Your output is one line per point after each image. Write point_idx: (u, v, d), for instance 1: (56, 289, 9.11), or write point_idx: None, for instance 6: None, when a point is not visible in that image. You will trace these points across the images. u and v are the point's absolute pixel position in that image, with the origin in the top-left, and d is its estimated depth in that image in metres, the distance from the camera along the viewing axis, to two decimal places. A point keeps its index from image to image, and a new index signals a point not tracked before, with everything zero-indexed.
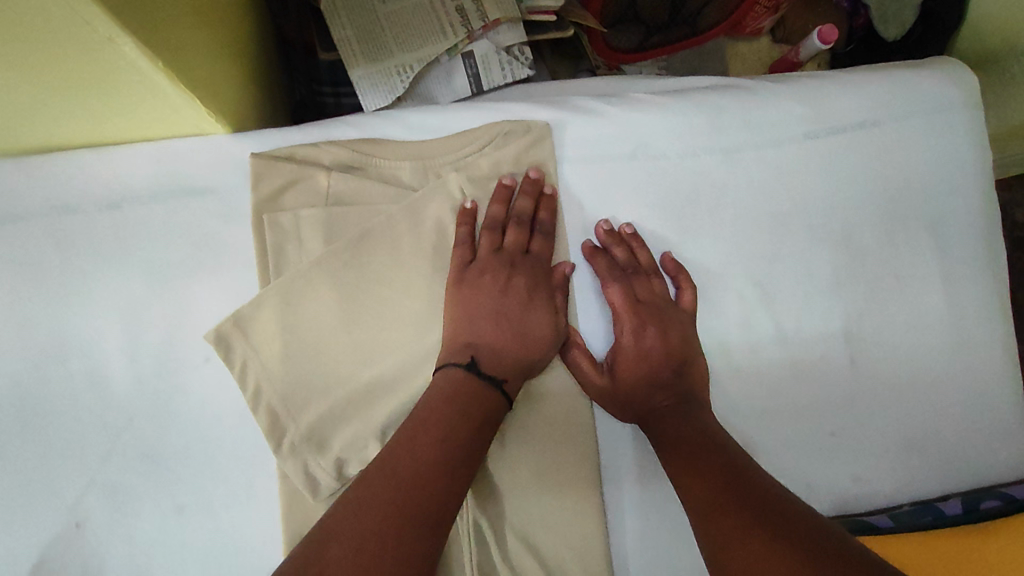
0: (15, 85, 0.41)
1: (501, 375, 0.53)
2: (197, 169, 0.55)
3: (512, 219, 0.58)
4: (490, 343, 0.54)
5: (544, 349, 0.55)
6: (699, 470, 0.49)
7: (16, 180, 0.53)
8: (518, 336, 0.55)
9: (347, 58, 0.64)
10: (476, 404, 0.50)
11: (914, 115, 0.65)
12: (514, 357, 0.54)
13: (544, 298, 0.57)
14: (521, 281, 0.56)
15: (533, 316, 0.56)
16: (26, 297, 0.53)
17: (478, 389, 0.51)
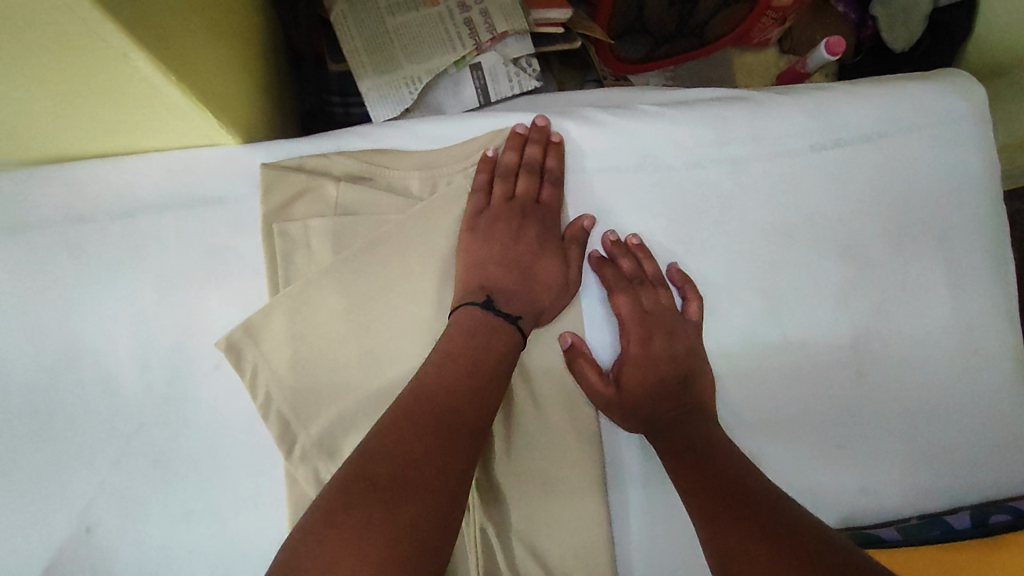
0: (30, 96, 0.42)
1: (516, 314, 0.55)
2: (208, 179, 0.56)
3: (523, 167, 0.60)
4: (504, 287, 0.56)
5: (555, 294, 0.58)
6: (706, 486, 0.50)
7: (31, 189, 0.54)
8: (530, 281, 0.57)
9: (356, 69, 0.65)
10: (492, 340, 0.52)
11: (922, 126, 0.65)
12: (527, 300, 0.56)
13: (555, 244, 0.59)
14: (532, 229, 0.59)
15: (545, 261, 0.58)
16: (39, 305, 0.54)
17: (494, 328, 0.53)
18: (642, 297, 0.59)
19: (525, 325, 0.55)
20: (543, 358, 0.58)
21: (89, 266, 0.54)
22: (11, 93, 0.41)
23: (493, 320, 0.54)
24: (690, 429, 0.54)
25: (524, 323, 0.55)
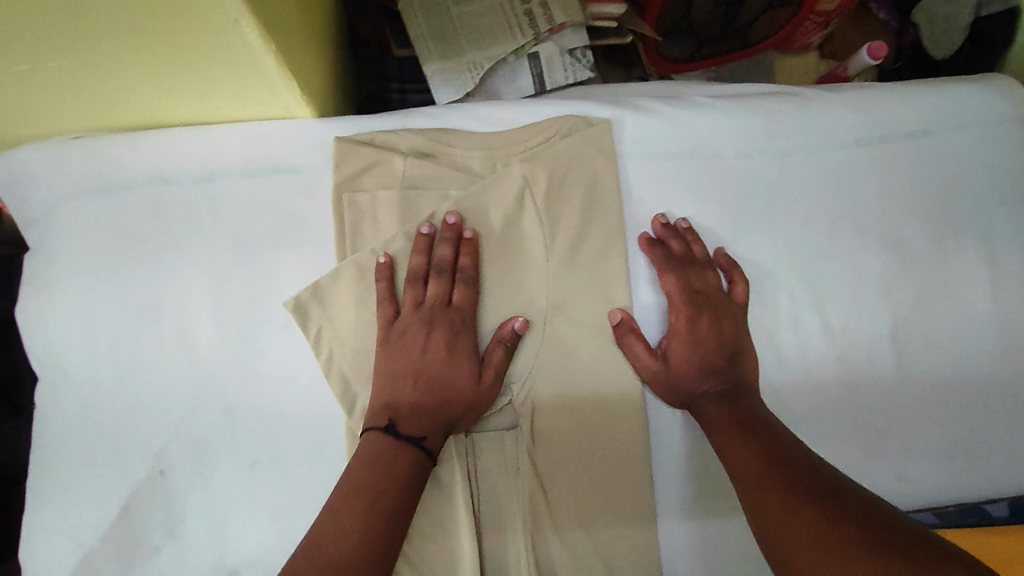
0: (146, 55, 0.47)
1: (420, 434, 0.53)
2: (285, 150, 0.60)
3: (432, 270, 0.58)
4: (409, 405, 0.54)
5: (467, 407, 0.55)
6: (751, 456, 0.52)
7: (125, 153, 0.59)
8: (440, 391, 0.55)
9: (422, 55, 0.69)
10: (397, 468, 0.51)
11: (966, 125, 0.67)
12: (435, 416, 0.54)
13: (467, 352, 0.57)
14: (442, 337, 0.57)
15: (455, 371, 0.56)
16: (127, 261, 0.58)
17: (400, 449, 0.52)
18: (692, 277, 0.61)
19: (433, 443, 0.53)
20: (585, 350, 0.60)
21: (173, 227, 0.59)
22: (128, 49, 0.46)
23: (399, 446, 0.52)
24: (733, 404, 0.56)
25: (431, 436, 0.54)
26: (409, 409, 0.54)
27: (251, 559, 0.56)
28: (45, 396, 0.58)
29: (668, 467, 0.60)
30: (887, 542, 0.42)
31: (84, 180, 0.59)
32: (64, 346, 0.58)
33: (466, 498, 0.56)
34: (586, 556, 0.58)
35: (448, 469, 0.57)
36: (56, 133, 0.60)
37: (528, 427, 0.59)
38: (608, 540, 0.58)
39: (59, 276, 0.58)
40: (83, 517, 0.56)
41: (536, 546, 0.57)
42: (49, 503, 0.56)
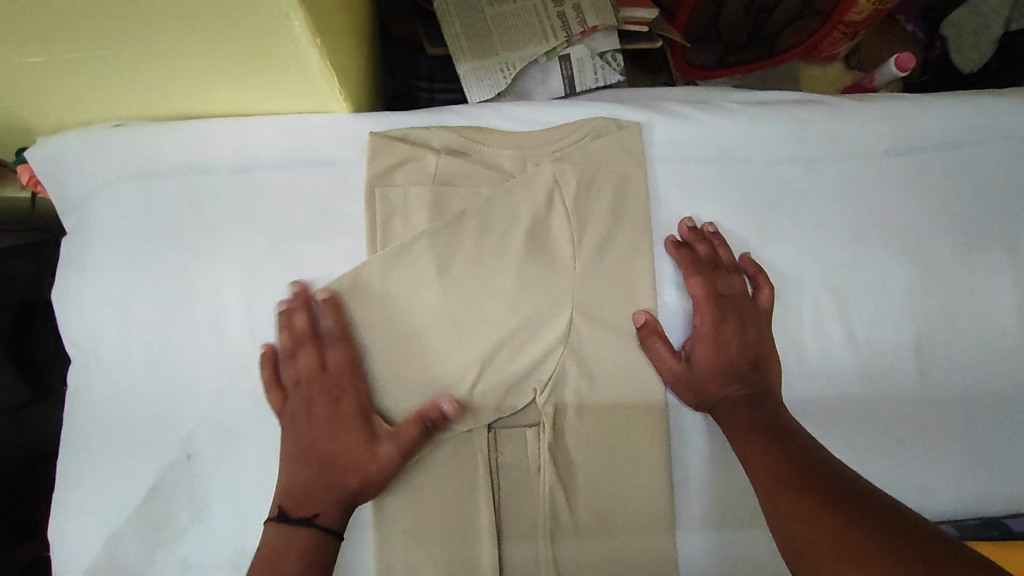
0: (195, 45, 0.48)
1: (310, 512, 0.53)
2: (320, 144, 0.61)
3: (298, 343, 0.57)
4: (297, 486, 0.54)
5: (360, 474, 0.54)
6: (771, 459, 0.52)
7: (164, 142, 0.60)
8: (325, 464, 0.54)
9: (455, 54, 0.70)
10: (291, 558, 0.51)
11: (995, 139, 0.67)
12: (329, 491, 0.54)
13: (351, 418, 0.55)
14: (320, 407, 0.56)
15: (340, 439, 0.55)
16: (162, 247, 0.59)
17: (294, 536, 0.52)
18: (718, 281, 0.61)
19: (326, 521, 0.53)
20: (610, 350, 0.60)
21: (208, 216, 0.60)
22: (178, 40, 0.47)
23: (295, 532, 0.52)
24: (751, 408, 0.56)
25: (323, 511, 0.53)
26: (300, 488, 0.54)
27: None
28: (79, 377, 0.59)
29: (687, 470, 0.61)
30: (900, 541, 0.42)
31: (123, 167, 0.60)
32: (97, 329, 0.59)
33: (487, 492, 0.57)
34: (603, 551, 0.59)
35: (471, 462, 0.58)
36: (97, 121, 0.61)
37: (550, 425, 0.59)
38: (624, 539, 0.59)
39: (95, 260, 0.59)
40: (111, 498, 0.57)
41: (555, 537, 0.58)
42: (79, 481, 0.57)
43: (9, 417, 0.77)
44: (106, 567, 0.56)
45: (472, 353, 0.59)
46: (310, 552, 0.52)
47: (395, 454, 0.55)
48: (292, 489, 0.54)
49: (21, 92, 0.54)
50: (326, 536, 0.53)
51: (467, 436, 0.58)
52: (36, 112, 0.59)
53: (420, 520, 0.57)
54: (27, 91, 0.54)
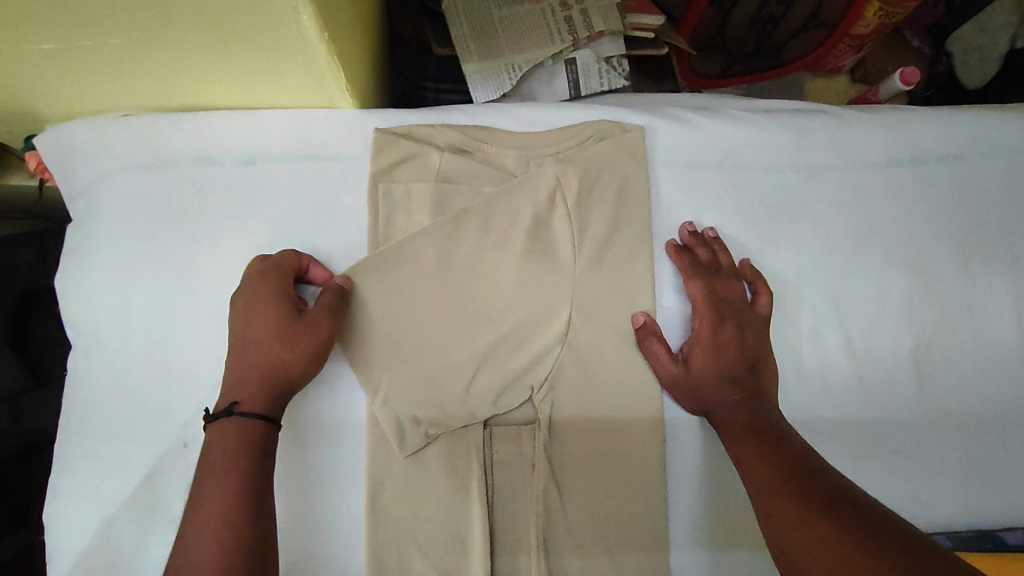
0: (203, 37, 0.49)
1: (235, 401, 0.51)
2: (326, 139, 0.62)
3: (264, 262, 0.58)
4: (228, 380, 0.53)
5: (274, 353, 0.53)
6: (768, 458, 0.52)
7: (173, 132, 0.61)
8: (254, 357, 0.53)
9: (462, 55, 0.70)
10: (216, 455, 0.48)
11: (996, 153, 0.68)
12: (254, 381, 0.52)
13: (268, 299, 0.54)
14: (256, 297, 0.54)
15: (267, 326, 0.54)
16: (165, 235, 0.60)
17: (218, 433, 0.50)
18: (717, 285, 0.61)
19: (247, 407, 0.51)
20: (607, 350, 0.60)
21: (212, 206, 0.60)
22: (186, 31, 0.48)
23: (217, 427, 0.50)
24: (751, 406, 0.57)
25: (247, 399, 0.51)
26: (228, 381, 0.53)
27: None
28: (79, 362, 0.60)
29: (683, 474, 0.61)
30: (893, 553, 0.42)
31: (130, 156, 0.61)
32: (99, 315, 0.59)
33: (481, 491, 0.57)
34: (597, 556, 0.59)
35: (466, 461, 0.58)
36: (106, 110, 0.62)
37: (546, 425, 0.59)
38: (620, 542, 0.59)
39: (100, 247, 0.60)
40: (104, 483, 0.57)
41: (547, 542, 0.58)
42: (74, 466, 0.57)
43: (6, 405, 0.77)
44: (98, 552, 0.56)
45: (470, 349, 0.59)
46: (236, 440, 0.49)
47: (313, 332, 0.54)
48: (224, 385, 0.53)
49: (31, 78, 0.55)
50: (249, 423, 0.50)
51: (463, 433, 0.58)
52: (45, 100, 0.59)
53: (413, 517, 0.57)
54: (38, 78, 0.55)
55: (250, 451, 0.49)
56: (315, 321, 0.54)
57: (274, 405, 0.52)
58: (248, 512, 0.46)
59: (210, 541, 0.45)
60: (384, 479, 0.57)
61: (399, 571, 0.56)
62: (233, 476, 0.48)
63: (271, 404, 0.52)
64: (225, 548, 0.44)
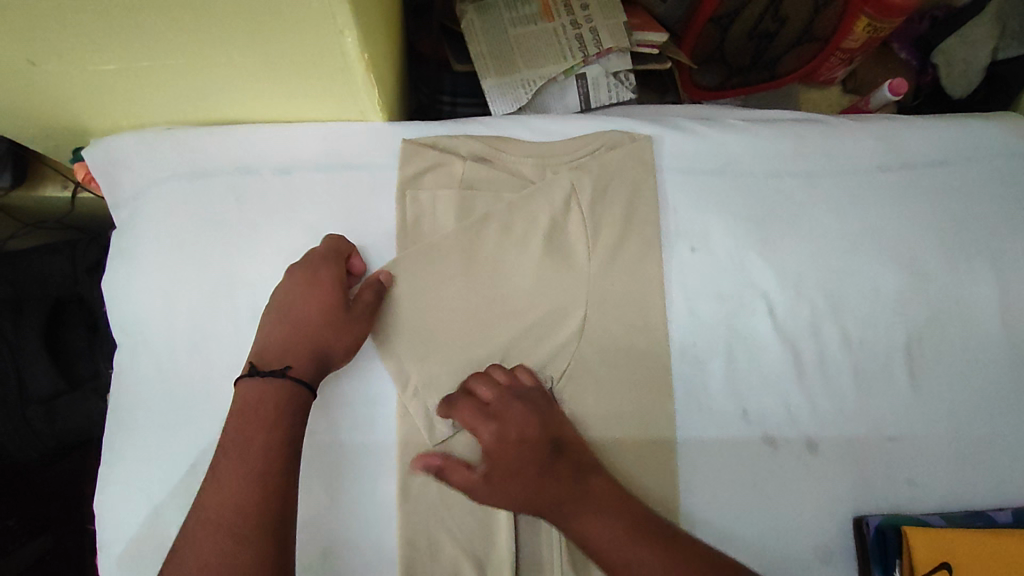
0: (252, 57, 0.53)
1: (287, 365, 0.57)
2: (356, 149, 0.66)
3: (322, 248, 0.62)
4: (278, 345, 0.58)
5: (323, 335, 0.59)
6: (659, 564, 0.53)
7: (214, 144, 0.65)
8: (308, 332, 0.59)
9: (480, 70, 0.75)
10: (261, 409, 0.54)
11: (978, 159, 0.73)
12: (305, 352, 0.58)
13: (331, 283, 0.60)
14: (318, 278, 0.60)
15: (323, 307, 0.59)
16: (206, 240, 0.64)
17: (267, 390, 0.55)
18: (481, 395, 0.60)
19: (298, 373, 0.57)
20: (622, 344, 0.65)
21: (250, 212, 0.64)
22: (238, 51, 0.52)
23: (267, 384, 0.55)
24: (619, 506, 0.57)
25: (297, 366, 0.57)
26: (278, 345, 0.58)
27: (304, 520, 0.59)
28: (125, 360, 0.63)
29: (695, 461, 0.64)
30: None
31: (175, 167, 0.65)
32: (143, 316, 0.63)
33: None
34: None
35: None
36: (151, 124, 0.66)
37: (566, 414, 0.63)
38: None
39: (145, 252, 0.64)
40: (152, 473, 0.61)
41: None
42: (123, 457, 0.61)
43: (41, 407, 0.80)
44: (147, 538, 0.59)
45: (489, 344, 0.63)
46: (278, 399, 0.55)
47: (360, 322, 0.60)
48: (271, 348, 0.58)
49: (88, 94, 0.59)
50: (296, 388, 0.56)
51: None
52: (98, 114, 0.64)
53: (442, 501, 0.61)
54: (95, 94, 0.59)
55: (286, 410, 0.55)
56: (364, 313, 0.61)
57: (318, 377, 0.58)
58: (275, 467, 0.51)
59: (237, 485, 0.50)
60: (415, 466, 0.61)
61: (429, 553, 0.60)
62: (268, 431, 0.53)
63: (316, 375, 0.58)
64: (250, 497, 0.50)
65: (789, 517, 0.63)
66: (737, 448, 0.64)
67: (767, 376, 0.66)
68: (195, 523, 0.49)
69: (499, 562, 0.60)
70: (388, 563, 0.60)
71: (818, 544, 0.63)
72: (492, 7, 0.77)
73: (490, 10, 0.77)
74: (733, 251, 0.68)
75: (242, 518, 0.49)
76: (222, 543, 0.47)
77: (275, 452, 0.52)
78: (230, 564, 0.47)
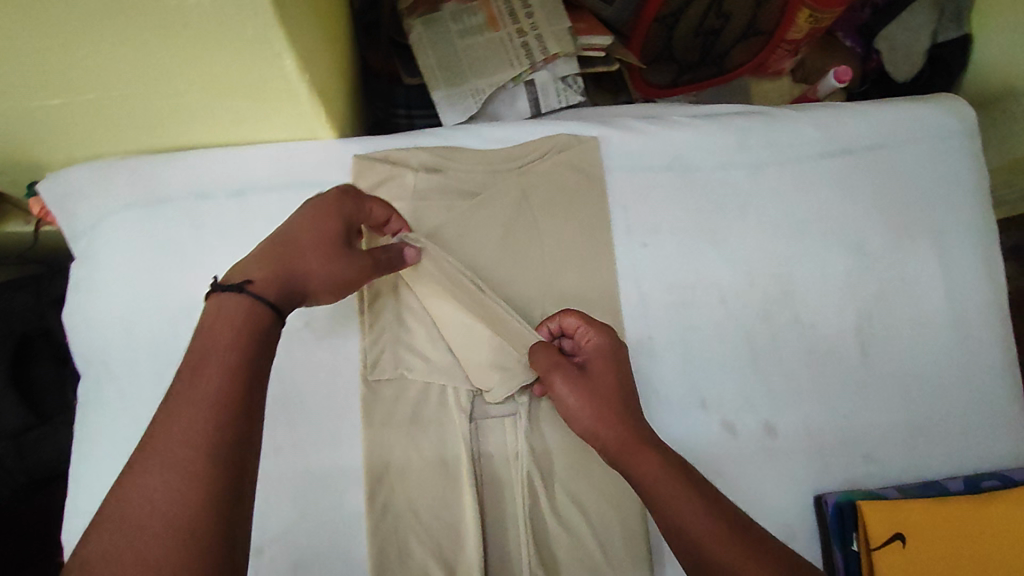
0: (193, 81, 0.54)
1: (250, 279, 0.47)
2: (308, 167, 0.67)
3: (373, 204, 0.61)
4: (253, 259, 0.50)
5: (305, 262, 0.52)
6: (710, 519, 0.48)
7: (166, 170, 0.66)
8: (292, 252, 0.52)
9: (430, 82, 0.77)
10: (225, 327, 0.44)
11: (917, 140, 0.75)
12: (278, 273, 0.49)
13: (339, 214, 0.56)
14: (341, 219, 0.56)
15: (323, 232, 0.54)
16: (165, 266, 0.65)
17: (226, 304, 0.46)
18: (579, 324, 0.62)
19: (260, 289, 0.47)
20: None
21: (207, 236, 0.65)
22: (179, 77, 0.53)
23: (224, 297, 0.46)
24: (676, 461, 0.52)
25: (258, 282, 0.48)
26: (255, 258, 0.50)
27: (276, 535, 0.60)
28: (90, 390, 0.64)
29: None
30: None
31: (127, 195, 0.65)
32: (107, 344, 0.64)
33: (471, 478, 0.62)
34: (581, 533, 0.63)
35: (455, 454, 0.63)
36: (105, 155, 0.67)
37: (526, 413, 0.64)
38: (601, 519, 0.63)
39: (105, 281, 0.65)
40: None
41: (534, 524, 0.62)
42: (92, 486, 0.61)
43: (10, 442, 0.80)
44: None
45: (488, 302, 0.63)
46: (236, 317, 0.45)
47: (353, 262, 0.55)
48: (241, 263, 0.49)
49: (36, 129, 0.60)
50: (258, 307, 0.46)
51: (451, 428, 0.63)
52: (49, 148, 0.64)
53: (410, 506, 0.62)
54: (44, 129, 0.60)
55: (253, 331, 0.45)
56: (360, 255, 0.56)
57: (285, 299, 0.49)
58: (236, 393, 0.41)
59: (191, 413, 0.39)
60: (382, 475, 0.62)
61: (399, 559, 0.61)
62: (235, 351, 0.43)
63: (282, 297, 0.49)
64: (212, 426, 0.39)
65: (752, 498, 0.65)
66: (698, 435, 0.66)
67: (723, 363, 0.68)
68: (139, 462, 0.38)
69: (468, 565, 0.61)
70: (360, 572, 0.61)
71: (780, 525, 0.65)
72: (438, 20, 0.78)
73: (436, 23, 0.78)
74: (684, 244, 0.70)
75: (199, 457, 0.38)
76: (161, 490, 0.36)
77: (241, 376, 0.42)
78: (175, 516, 0.36)
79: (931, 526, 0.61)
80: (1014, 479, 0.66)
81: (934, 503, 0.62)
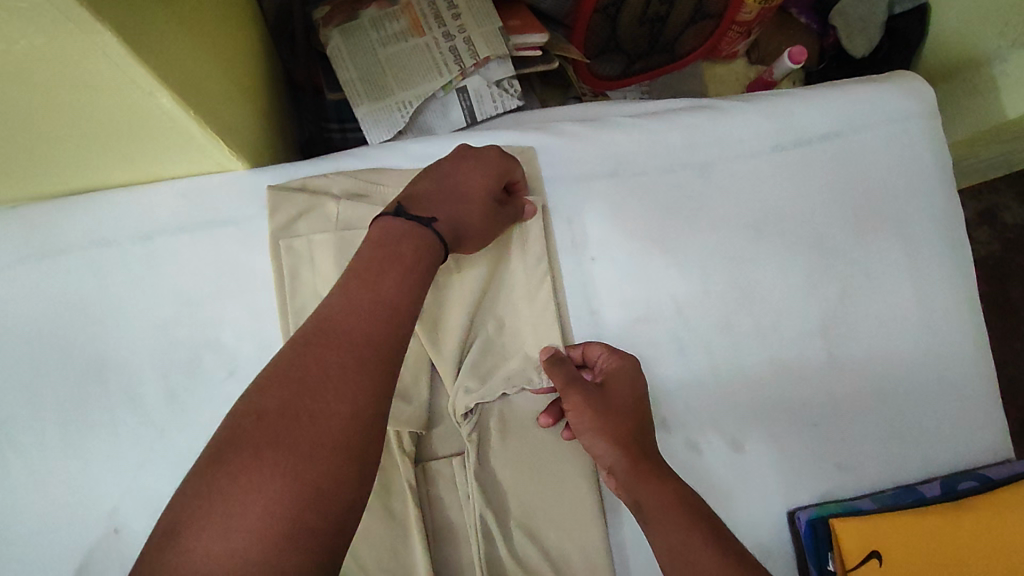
0: (65, 131, 0.48)
1: (429, 215, 0.54)
2: (220, 203, 0.62)
3: (518, 168, 0.62)
4: (425, 195, 0.56)
5: (468, 208, 0.57)
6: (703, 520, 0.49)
7: (60, 218, 0.60)
8: (455, 197, 0.57)
9: (352, 98, 0.71)
10: (405, 246, 0.51)
11: (875, 124, 0.70)
12: (447, 212, 0.55)
13: (496, 171, 0.59)
14: (495, 176, 0.59)
15: (480, 188, 0.58)
16: (68, 323, 0.59)
17: (409, 229, 0.52)
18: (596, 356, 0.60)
19: (439, 227, 0.54)
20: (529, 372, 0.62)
21: (113, 287, 0.60)
22: (46, 129, 0.47)
23: (406, 224, 0.53)
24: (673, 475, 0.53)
25: (439, 219, 0.55)
26: (432, 197, 0.56)
27: None
28: None
29: None
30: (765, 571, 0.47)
31: (18, 248, 0.59)
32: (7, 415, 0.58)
33: (419, 528, 0.57)
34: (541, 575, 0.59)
35: (401, 503, 0.58)
36: None
37: (475, 449, 0.60)
38: (564, 558, 0.59)
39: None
40: None
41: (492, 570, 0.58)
42: None
43: None
44: None
45: (525, 259, 0.63)
46: (421, 242, 0.52)
47: (498, 218, 0.60)
48: (416, 196, 0.56)
49: None
50: (435, 242, 0.53)
51: (396, 475, 0.58)
52: None
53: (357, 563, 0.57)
54: None
55: (425, 255, 0.52)
56: (504, 214, 0.60)
57: (450, 239, 0.55)
58: (405, 316, 0.48)
59: (366, 309, 0.46)
60: None
61: None
62: (407, 268, 0.50)
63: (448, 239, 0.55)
64: (383, 330, 0.46)
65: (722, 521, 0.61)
66: None
67: (684, 378, 0.64)
68: (316, 328, 0.45)
69: None
70: None
71: (753, 546, 0.61)
72: (358, 27, 0.72)
73: (355, 33, 0.72)
74: (635, 255, 0.65)
75: (369, 350, 0.44)
76: (335, 369, 0.43)
77: (413, 298, 0.49)
78: (340, 391, 0.42)
79: (901, 541, 0.58)
80: (991, 478, 0.63)
81: (902, 515, 0.59)
